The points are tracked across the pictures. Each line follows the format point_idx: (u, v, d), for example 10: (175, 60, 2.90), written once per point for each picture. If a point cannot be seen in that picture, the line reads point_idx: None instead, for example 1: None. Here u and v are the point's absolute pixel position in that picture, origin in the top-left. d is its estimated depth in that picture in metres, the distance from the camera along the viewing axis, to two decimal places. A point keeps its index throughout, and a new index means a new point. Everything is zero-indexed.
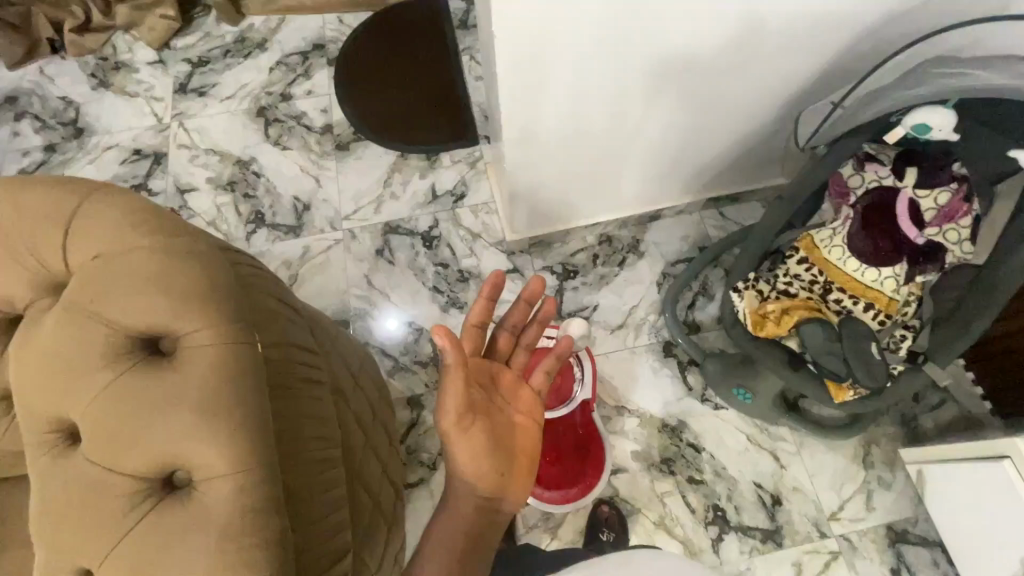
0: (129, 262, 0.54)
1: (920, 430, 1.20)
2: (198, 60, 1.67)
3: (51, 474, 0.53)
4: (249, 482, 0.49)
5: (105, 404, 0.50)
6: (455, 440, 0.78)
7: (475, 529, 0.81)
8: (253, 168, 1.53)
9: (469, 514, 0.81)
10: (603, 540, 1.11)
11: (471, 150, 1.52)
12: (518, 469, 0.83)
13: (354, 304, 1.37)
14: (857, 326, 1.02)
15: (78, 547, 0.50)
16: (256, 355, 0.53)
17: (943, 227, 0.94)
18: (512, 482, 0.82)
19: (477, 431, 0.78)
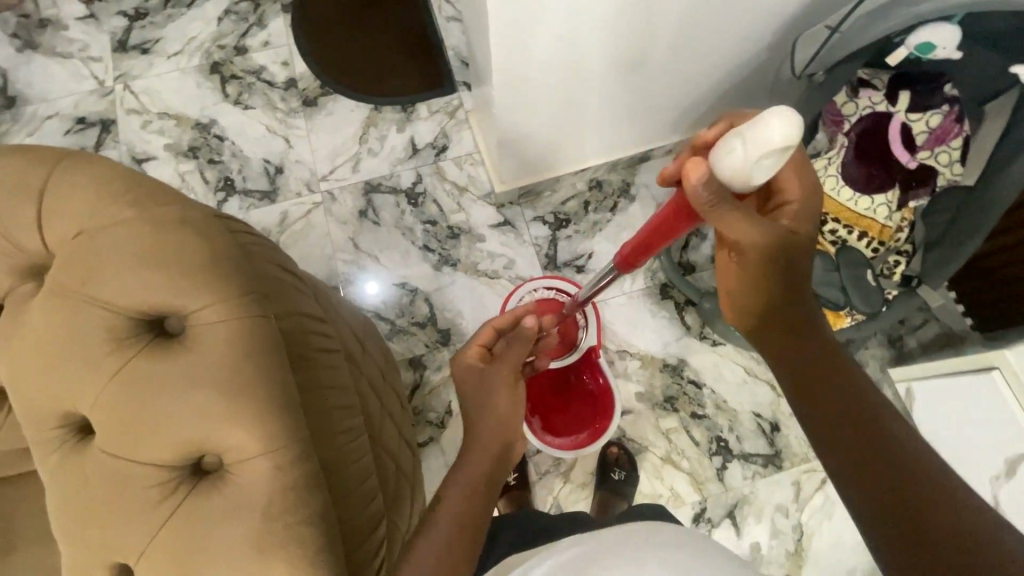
0: (118, 239, 0.48)
1: (905, 349, 1.25)
2: (135, 13, 1.50)
3: (64, 473, 0.48)
4: (284, 461, 0.46)
5: (114, 394, 0.46)
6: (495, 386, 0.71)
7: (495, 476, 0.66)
8: (214, 131, 1.41)
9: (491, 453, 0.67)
10: (615, 479, 1.13)
11: (449, 99, 1.43)
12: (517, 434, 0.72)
13: (342, 268, 1.32)
14: (852, 255, 1.06)
15: (108, 545, 0.46)
16: (272, 329, 0.49)
17: (934, 149, 0.96)
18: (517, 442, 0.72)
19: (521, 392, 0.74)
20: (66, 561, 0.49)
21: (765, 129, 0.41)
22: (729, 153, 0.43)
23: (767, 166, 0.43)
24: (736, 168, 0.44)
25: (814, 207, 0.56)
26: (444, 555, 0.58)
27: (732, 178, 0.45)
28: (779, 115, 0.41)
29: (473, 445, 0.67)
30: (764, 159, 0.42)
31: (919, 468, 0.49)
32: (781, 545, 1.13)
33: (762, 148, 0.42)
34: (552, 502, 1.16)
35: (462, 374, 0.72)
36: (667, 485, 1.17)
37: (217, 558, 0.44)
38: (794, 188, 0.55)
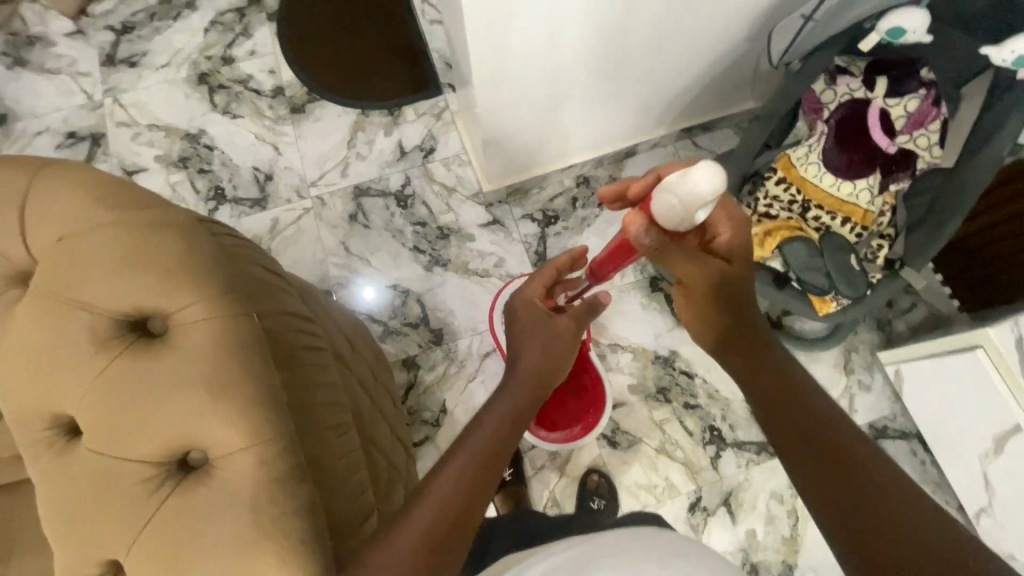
0: (98, 242, 0.49)
1: (894, 333, 1.26)
2: (122, 27, 1.52)
3: (51, 473, 0.49)
4: (268, 454, 0.47)
5: (100, 394, 0.47)
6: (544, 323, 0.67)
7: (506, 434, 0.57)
8: (204, 141, 1.43)
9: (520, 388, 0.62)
10: (594, 507, 1.12)
11: (435, 101, 1.45)
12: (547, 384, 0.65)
13: (334, 272, 1.33)
14: (836, 240, 1.05)
15: (97, 543, 0.47)
16: (255, 326, 0.50)
17: (913, 133, 0.98)
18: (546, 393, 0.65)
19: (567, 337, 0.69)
20: (56, 561, 0.50)
21: (693, 181, 0.45)
22: (664, 204, 0.48)
23: (701, 210, 0.47)
24: (671, 216, 0.48)
25: (746, 240, 0.59)
26: (444, 515, 0.50)
27: (671, 225, 0.49)
28: (704, 169, 0.45)
29: (511, 383, 0.62)
30: (697, 207, 0.47)
31: (895, 487, 0.45)
32: (777, 531, 1.14)
33: (693, 200, 0.46)
34: (548, 497, 1.16)
35: (518, 306, 0.70)
36: (661, 476, 1.17)
37: (198, 556, 0.44)
38: (725, 226, 0.58)
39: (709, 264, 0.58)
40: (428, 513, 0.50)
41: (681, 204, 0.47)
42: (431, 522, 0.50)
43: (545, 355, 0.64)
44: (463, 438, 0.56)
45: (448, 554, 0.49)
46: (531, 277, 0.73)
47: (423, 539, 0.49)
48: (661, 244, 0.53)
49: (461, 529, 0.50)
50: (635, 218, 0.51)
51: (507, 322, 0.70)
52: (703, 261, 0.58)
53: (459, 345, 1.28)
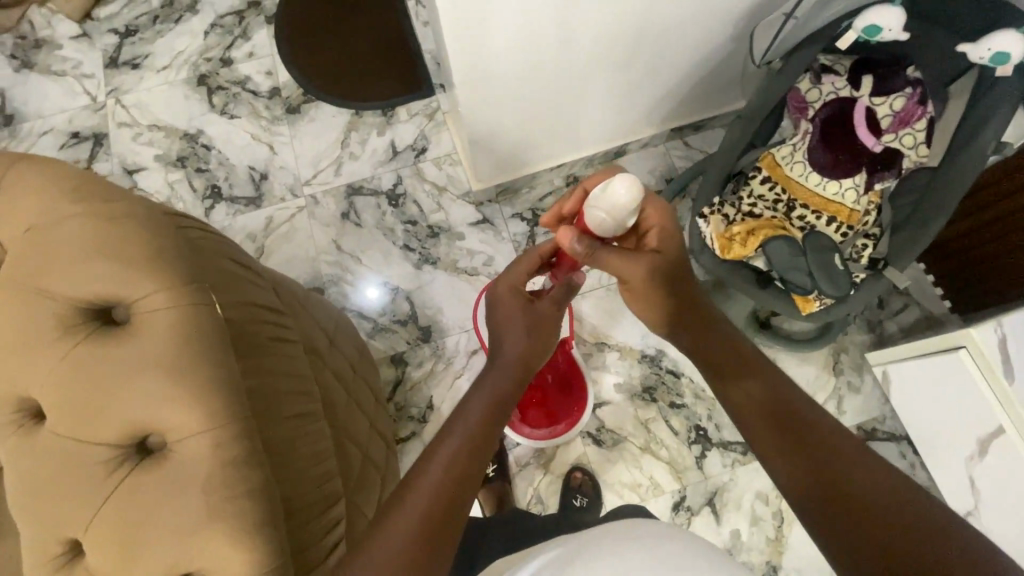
0: (66, 234, 0.51)
1: (885, 334, 1.25)
2: (126, 30, 1.56)
3: (18, 454, 0.51)
4: (224, 439, 0.49)
5: (62, 378, 0.49)
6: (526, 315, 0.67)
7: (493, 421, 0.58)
8: (202, 140, 1.46)
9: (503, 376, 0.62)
10: (575, 505, 1.11)
11: (428, 101, 1.47)
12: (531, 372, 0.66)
13: (326, 270, 1.35)
14: (820, 240, 1.04)
15: (59, 521, 0.49)
16: (215, 315, 0.52)
17: (899, 132, 0.96)
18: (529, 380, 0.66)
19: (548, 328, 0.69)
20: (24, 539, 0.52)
21: (612, 193, 0.51)
22: (592, 212, 0.53)
23: (626, 220, 0.53)
24: (599, 224, 0.53)
25: (673, 226, 0.62)
26: (436, 505, 0.51)
27: (601, 232, 0.54)
28: (622, 182, 0.50)
29: (495, 369, 0.63)
30: (619, 214, 0.52)
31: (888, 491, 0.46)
32: (761, 531, 1.14)
33: (615, 211, 0.51)
34: (532, 494, 1.17)
35: (501, 294, 0.68)
36: (646, 474, 1.17)
37: (156, 532, 0.47)
38: (649, 216, 0.61)
39: (642, 256, 0.60)
40: (422, 503, 0.51)
41: (607, 215, 0.52)
42: (425, 511, 0.51)
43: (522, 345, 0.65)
44: (452, 422, 0.57)
45: (441, 544, 0.50)
46: (517, 259, 0.70)
47: (416, 532, 0.50)
48: (594, 247, 0.56)
49: (454, 521, 0.51)
50: (566, 232, 0.55)
51: (488, 308, 0.69)
52: (637, 254, 0.60)
53: (447, 343, 1.29)
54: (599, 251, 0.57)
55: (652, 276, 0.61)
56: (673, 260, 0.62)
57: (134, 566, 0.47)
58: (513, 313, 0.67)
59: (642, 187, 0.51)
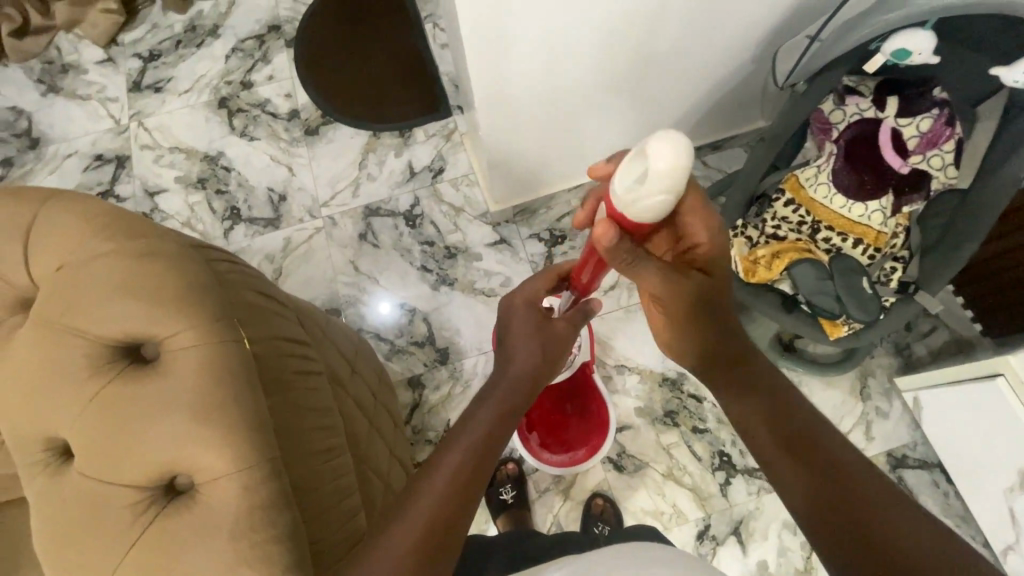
0: (97, 272, 0.51)
1: (913, 357, 1.22)
2: (149, 54, 1.59)
3: (45, 495, 0.50)
4: (252, 480, 0.48)
5: (91, 419, 0.48)
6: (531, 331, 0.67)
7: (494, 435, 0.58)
8: (222, 162, 1.48)
9: (508, 389, 0.62)
10: (597, 532, 1.09)
11: (445, 122, 1.47)
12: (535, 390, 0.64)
13: (343, 291, 1.35)
14: (846, 263, 1.02)
15: (84, 566, 0.48)
16: (243, 352, 0.51)
17: (927, 153, 0.96)
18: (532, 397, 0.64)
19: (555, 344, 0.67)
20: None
21: (658, 162, 0.42)
22: (622, 181, 0.45)
23: (672, 190, 0.44)
24: (635, 202, 0.45)
25: (723, 245, 0.56)
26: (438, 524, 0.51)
27: (654, 211, 0.45)
28: (662, 139, 0.42)
29: (503, 385, 0.62)
30: (659, 188, 0.43)
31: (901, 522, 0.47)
32: (789, 562, 1.10)
33: (655, 178, 0.43)
34: (552, 521, 1.14)
35: (515, 305, 0.69)
36: (669, 502, 1.14)
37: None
38: (699, 233, 0.55)
39: (689, 277, 0.56)
40: (422, 519, 0.51)
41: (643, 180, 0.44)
42: (427, 527, 0.51)
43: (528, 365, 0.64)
44: (454, 436, 0.57)
45: (441, 555, 0.51)
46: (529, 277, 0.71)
47: (419, 538, 0.50)
48: (633, 255, 0.51)
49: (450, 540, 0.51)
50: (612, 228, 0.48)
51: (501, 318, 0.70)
52: (680, 276, 0.56)
53: (464, 365, 1.28)
54: (638, 266, 0.53)
55: (694, 302, 0.58)
56: (715, 282, 0.58)
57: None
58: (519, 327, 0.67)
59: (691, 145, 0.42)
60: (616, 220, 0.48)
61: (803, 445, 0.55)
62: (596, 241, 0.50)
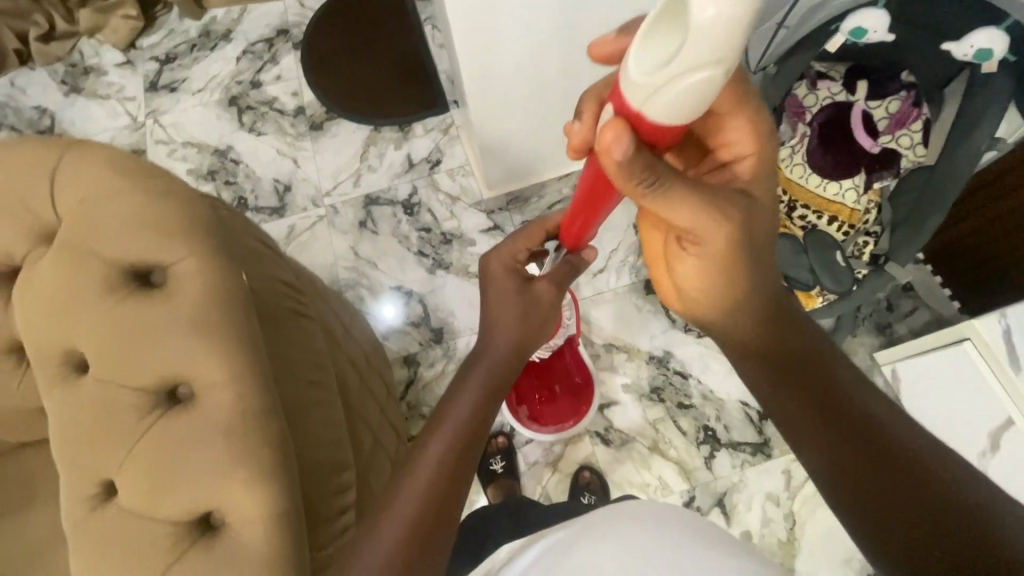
0: (111, 207, 0.57)
1: (896, 336, 1.24)
2: (166, 57, 1.69)
3: (63, 400, 0.57)
4: (246, 390, 0.53)
5: (105, 329, 0.54)
6: (505, 299, 0.67)
7: (478, 420, 0.62)
8: (231, 156, 1.56)
9: (495, 365, 0.65)
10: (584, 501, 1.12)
11: (443, 117, 1.55)
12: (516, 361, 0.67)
13: (343, 275, 1.41)
14: (822, 237, 1.10)
15: (99, 460, 0.54)
16: (240, 281, 0.57)
17: (896, 133, 1.00)
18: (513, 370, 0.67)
19: (534, 313, 0.68)
20: (63, 479, 0.58)
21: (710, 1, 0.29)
22: (645, 61, 0.34)
23: (721, 60, 0.32)
24: (674, 83, 0.34)
25: (768, 155, 0.52)
26: (426, 508, 0.55)
27: (699, 93, 0.34)
28: None
29: (486, 360, 0.65)
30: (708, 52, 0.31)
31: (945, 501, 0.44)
32: (773, 533, 1.13)
33: (697, 40, 0.31)
34: (541, 491, 1.18)
35: (494, 271, 0.69)
36: (654, 474, 1.18)
37: (185, 469, 0.51)
38: (739, 137, 0.51)
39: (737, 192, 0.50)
40: (412, 505, 0.55)
41: (676, 54, 0.33)
42: (416, 513, 0.55)
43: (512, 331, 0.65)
44: (442, 419, 0.61)
45: (431, 536, 0.55)
46: (512, 239, 0.70)
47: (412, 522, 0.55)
48: (652, 170, 0.40)
49: (439, 523, 0.55)
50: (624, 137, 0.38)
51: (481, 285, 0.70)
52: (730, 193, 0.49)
53: (458, 344, 1.33)
54: (666, 183, 0.42)
55: (740, 230, 0.49)
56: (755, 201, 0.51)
57: (163, 501, 0.52)
58: (495, 296, 0.67)
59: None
60: (633, 123, 0.38)
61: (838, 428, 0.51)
62: (601, 154, 0.40)
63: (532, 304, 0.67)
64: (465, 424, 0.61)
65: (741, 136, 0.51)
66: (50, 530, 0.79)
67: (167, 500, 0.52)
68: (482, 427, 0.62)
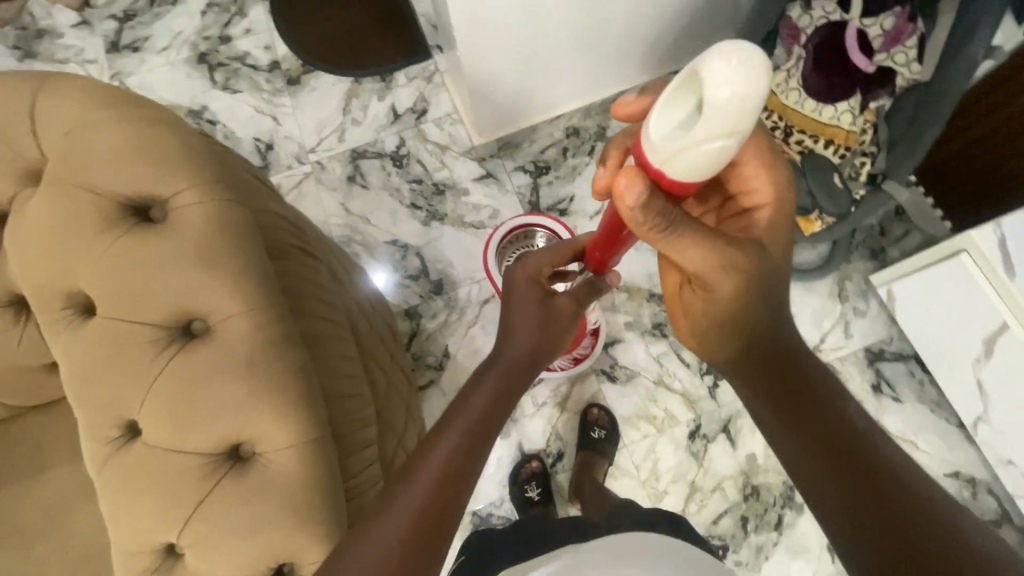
0: (103, 134, 0.58)
1: (889, 259, 1.25)
2: (124, 15, 1.58)
3: (69, 343, 0.58)
4: (261, 319, 0.55)
5: (112, 266, 0.56)
6: (522, 307, 0.69)
7: (481, 426, 0.60)
8: (207, 116, 1.49)
9: (502, 373, 0.65)
10: (594, 435, 1.15)
11: (425, 65, 1.49)
12: (529, 369, 0.68)
13: (337, 232, 1.38)
14: (820, 160, 1.08)
15: (117, 398, 0.56)
16: (245, 214, 0.58)
17: (891, 51, 0.97)
18: (524, 377, 0.68)
19: (552, 327, 0.70)
20: (80, 423, 0.59)
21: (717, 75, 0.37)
22: (664, 125, 0.41)
23: (733, 132, 0.38)
24: (688, 148, 0.40)
25: (786, 210, 0.54)
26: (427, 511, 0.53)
27: (702, 163, 0.40)
28: (725, 56, 0.37)
29: (494, 371, 0.66)
30: (719, 125, 0.38)
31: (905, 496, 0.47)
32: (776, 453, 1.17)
33: (711, 113, 0.37)
34: (550, 431, 1.20)
35: (517, 281, 0.71)
36: (661, 407, 1.20)
37: (206, 395, 0.54)
38: (760, 186, 0.53)
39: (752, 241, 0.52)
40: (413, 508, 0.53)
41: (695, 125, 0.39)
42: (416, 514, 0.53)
43: (528, 339, 0.68)
44: (447, 422, 0.60)
45: (427, 543, 0.52)
46: (543, 251, 0.72)
47: (423, 505, 0.53)
48: (665, 215, 0.45)
49: (441, 526, 0.53)
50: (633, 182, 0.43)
51: (505, 292, 0.72)
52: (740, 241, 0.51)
53: (458, 294, 1.32)
54: (676, 228, 0.46)
55: (749, 272, 0.51)
56: (772, 253, 0.53)
57: (187, 432, 0.54)
58: (511, 304, 0.70)
59: (764, 79, 0.37)
60: (652, 177, 0.43)
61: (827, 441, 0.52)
62: (617, 200, 0.45)
63: (551, 320, 0.69)
64: (472, 426, 0.59)
65: (761, 193, 0.53)
66: (77, 484, 0.79)
67: (192, 428, 0.54)
68: (488, 435, 0.60)
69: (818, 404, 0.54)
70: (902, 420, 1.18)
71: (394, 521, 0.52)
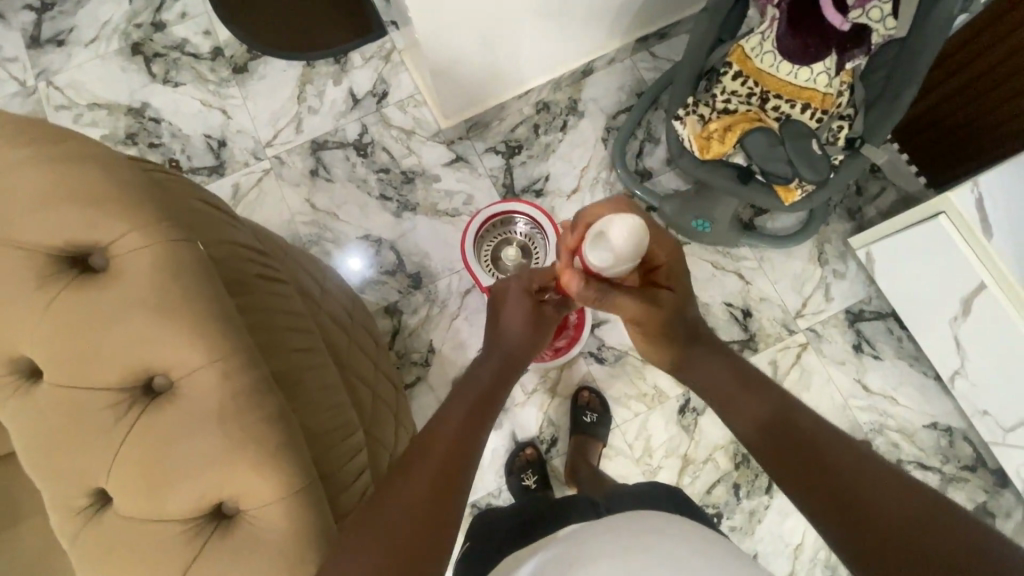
0: (23, 177, 0.54)
1: (866, 220, 1.25)
2: (42, 4, 1.43)
3: (23, 414, 0.55)
4: (230, 370, 0.53)
5: (56, 328, 0.53)
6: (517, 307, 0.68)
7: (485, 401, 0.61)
8: (149, 114, 1.38)
9: (498, 359, 0.65)
10: (586, 419, 1.15)
11: (381, 44, 1.40)
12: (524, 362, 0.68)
13: (304, 231, 1.31)
14: (798, 127, 1.04)
15: (81, 470, 0.53)
16: (198, 253, 0.56)
17: (866, 7, 0.90)
18: (521, 365, 0.67)
19: (541, 332, 0.70)
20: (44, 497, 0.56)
21: (618, 237, 0.51)
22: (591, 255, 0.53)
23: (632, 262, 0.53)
24: (605, 270, 0.54)
25: (679, 261, 0.61)
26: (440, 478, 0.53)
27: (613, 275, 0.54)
28: (623, 225, 0.50)
29: (496, 354, 0.66)
30: (626, 258, 0.52)
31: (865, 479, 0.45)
32: None
33: (618, 257, 0.52)
34: (542, 418, 1.20)
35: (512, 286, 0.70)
36: (650, 384, 1.21)
37: (176, 455, 0.52)
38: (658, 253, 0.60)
39: (662, 296, 0.59)
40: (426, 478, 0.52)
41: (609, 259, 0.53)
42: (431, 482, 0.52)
43: (525, 334, 0.67)
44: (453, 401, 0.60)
45: (444, 512, 0.51)
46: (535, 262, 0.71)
47: (430, 488, 0.52)
48: (603, 292, 0.56)
49: (453, 493, 0.53)
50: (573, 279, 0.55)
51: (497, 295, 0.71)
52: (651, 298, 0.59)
53: (438, 286, 1.29)
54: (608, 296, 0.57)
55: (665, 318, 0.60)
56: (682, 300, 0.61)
57: (158, 499, 0.52)
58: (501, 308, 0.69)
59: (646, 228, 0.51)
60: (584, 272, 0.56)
61: (786, 436, 0.51)
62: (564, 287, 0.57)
63: (542, 323, 0.69)
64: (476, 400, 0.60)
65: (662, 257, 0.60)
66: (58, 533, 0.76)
67: (163, 493, 0.52)
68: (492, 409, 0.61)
69: (776, 402, 0.54)
70: (883, 377, 1.21)
71: (394, 517, 0.50)
